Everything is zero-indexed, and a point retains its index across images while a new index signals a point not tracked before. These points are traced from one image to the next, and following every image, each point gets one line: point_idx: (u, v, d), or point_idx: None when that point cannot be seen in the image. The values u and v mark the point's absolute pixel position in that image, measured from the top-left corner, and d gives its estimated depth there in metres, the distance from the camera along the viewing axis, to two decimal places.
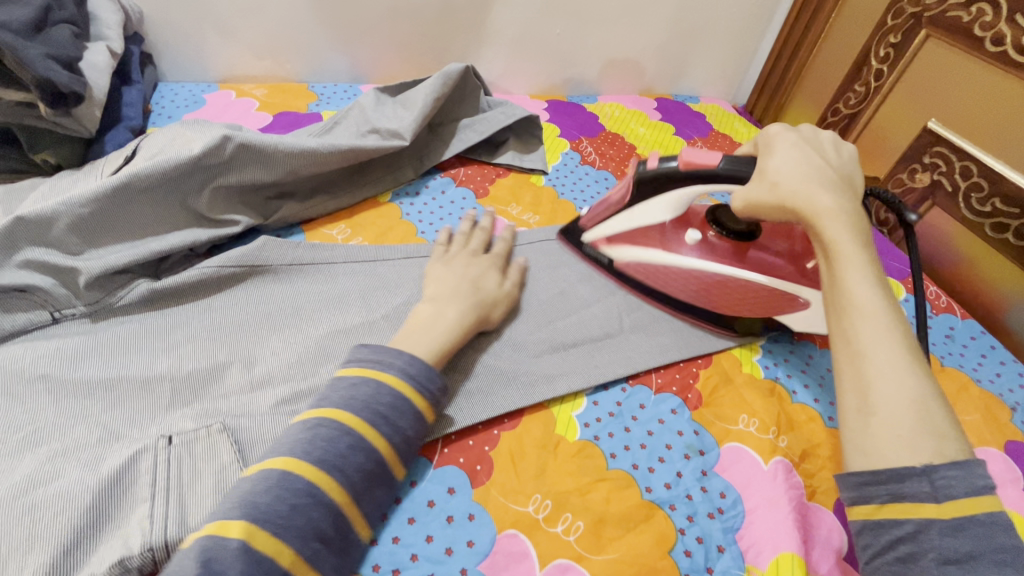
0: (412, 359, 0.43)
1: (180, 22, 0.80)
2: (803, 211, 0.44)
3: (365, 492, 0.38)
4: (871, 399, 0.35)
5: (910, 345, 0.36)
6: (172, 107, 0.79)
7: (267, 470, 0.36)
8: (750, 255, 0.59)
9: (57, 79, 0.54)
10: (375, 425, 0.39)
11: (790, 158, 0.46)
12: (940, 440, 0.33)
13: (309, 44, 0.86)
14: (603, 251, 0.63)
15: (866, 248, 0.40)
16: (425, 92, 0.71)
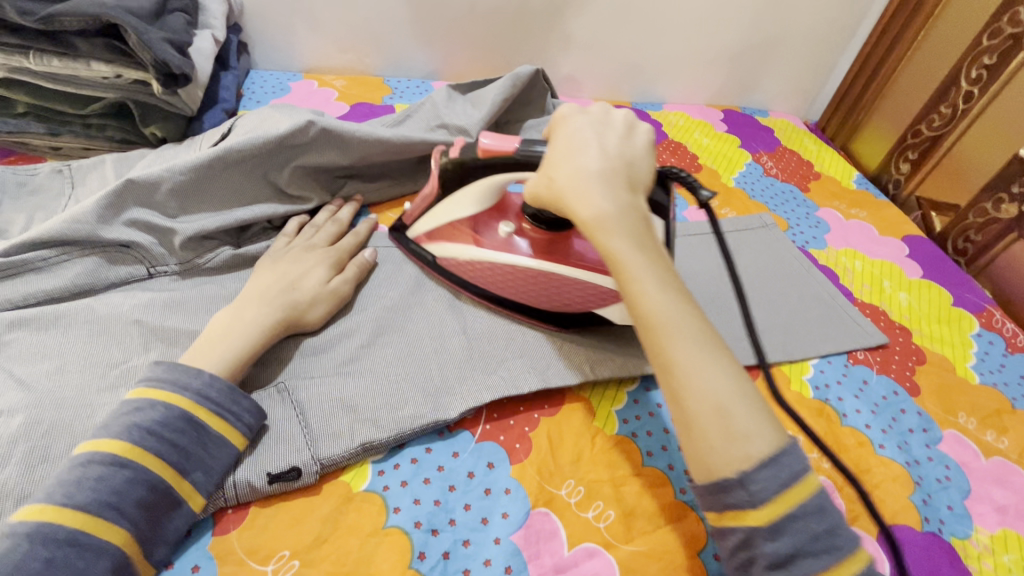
0: (211, 379, 0.42)
1: (274, 15, 0.86)
2: (579, 217, 0.40)
3: (147, 520, 0.37)
4: (683, 415, 0.34)
5: (707, 342, 0.35)
6: (261, 93, 0.86)
7: (19, 523, 0.33)
8: (579, 247, 0.55)
9: (172, 63, 0.60)
10: (156, 453, 0.38)
11: (567, 150, 0.43)
12: (757, 437, 0.33)
13: (388, 40, 0.91)
14: (425, 248, 0.59)
15: (631, 240, 0.38)
16: (494, 92, 0.73)
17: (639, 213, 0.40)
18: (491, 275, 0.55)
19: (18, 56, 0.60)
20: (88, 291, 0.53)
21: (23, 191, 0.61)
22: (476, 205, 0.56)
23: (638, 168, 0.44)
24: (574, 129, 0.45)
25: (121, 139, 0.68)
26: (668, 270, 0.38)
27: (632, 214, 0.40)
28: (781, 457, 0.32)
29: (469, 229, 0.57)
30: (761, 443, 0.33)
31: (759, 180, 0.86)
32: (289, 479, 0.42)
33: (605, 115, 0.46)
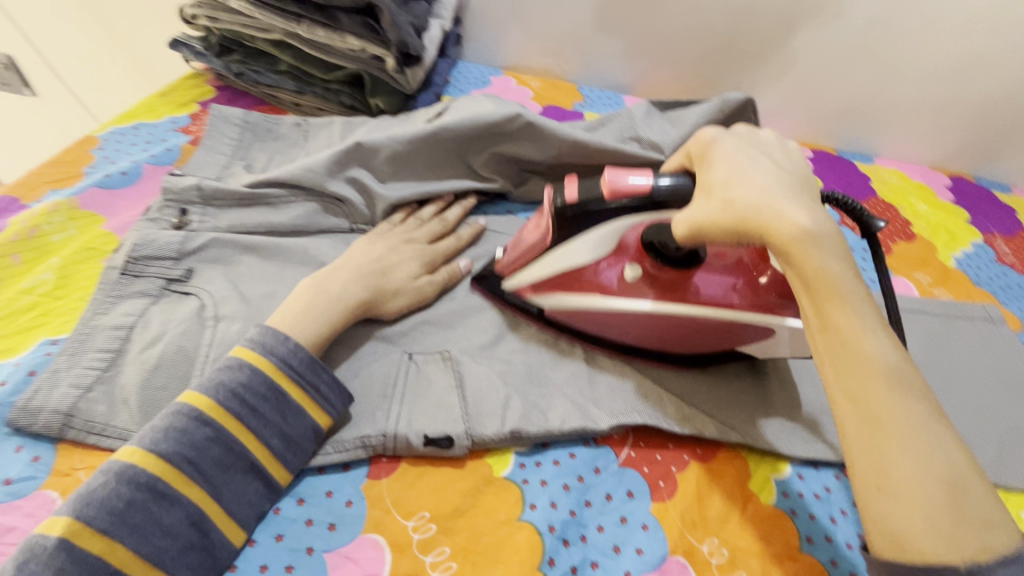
0: (291, 346, 0.42)
1: (493, 13, 0.91)
2: (775, 240, 0.37)
3: (219, 479, 0.38)
4: (903, 487, 0.32)
5: (924, 405, 0.33)
6: (465, 83, 0.90)
7: (109, 462, 0.35)
8: (704, 282, 0.49)
9: (411, 42, 0.67)
10: (238, 416, 0.39)
11: (735, 169, 0.40)
12: (995, 524, 0.30)
13: (591, 49, 0.92)
14: (529, 300, 0.52)
15: (852, 278, 0.36)
16: (697, 113, 0.70)
17: (839, 228, 0.38)
18: (614, 326, 0.50)
19: (293, 22, 0.69)
20: (301, 231, 0.60)
21: (269, 136, 0.71)
22: (591, 252, 0.47)
23: (819, 196, 0.42)
24: (739, 143, 0.42)
25: (348, 105, 0.76)
26: (882, 316, 0.36)
27: (840, 244, 0.37)
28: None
29: (589, 275, 0.49)
30: (1001, 535, 0.30)
31: (987, 265, 0.73)
32: (441, 446, 0.43)
33: (754, 134, 0.45)
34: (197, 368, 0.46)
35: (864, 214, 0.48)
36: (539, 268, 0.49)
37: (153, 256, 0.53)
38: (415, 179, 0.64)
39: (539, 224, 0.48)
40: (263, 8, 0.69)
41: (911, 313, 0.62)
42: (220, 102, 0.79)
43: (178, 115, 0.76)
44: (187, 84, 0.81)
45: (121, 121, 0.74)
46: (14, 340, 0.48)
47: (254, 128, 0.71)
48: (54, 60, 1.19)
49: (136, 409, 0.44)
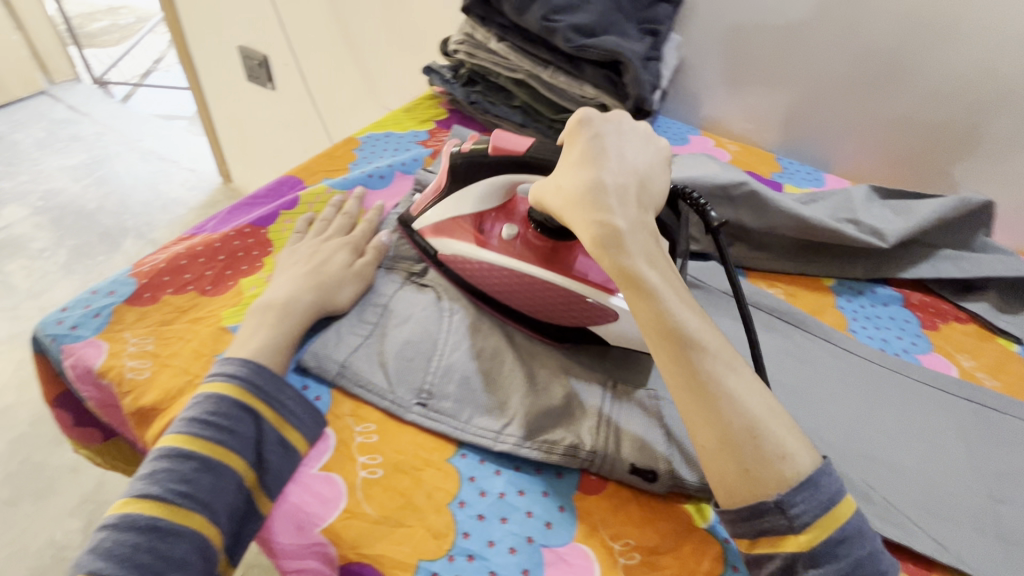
0: (250, 367, 0.45)
1: (704, 75, 0.95)
2: (591, 231, 0.47)
3: (278, 394, 0.45)
4: (715, 447, 0.39)
5: (706, 363, 0.41)
6: (665, 136, 0.94)
7: (111, 515, 0.37)
8: (580, 262, 0.58)
9: (648, 100, 0.73)
10: (214, 440, 0.41)
11: (577, 165, 0.50)
12: (788, 447, 0.39)
13: (797, 122, 0.92)
14: (429, 242, 0.60)
15: (653, 273, 0.45)
16: (926, 208, 0.68)
17: (643, 223, 0.47)
18: (484, 277, 0.57)
19: (540, 67, 0.78)
20: None
21: None
22: (478, 205, 0.59)
23: (651, 182, 0.51)
24: (592, 143, 0.51)
25: None
26: (677, 292, 0.44)
27: (646, 235, 0.47)
28: (818, 480, 0.38)
29: (473, 228, 0.59)
30: (792, 449, 0.39)
31: None
32: (646, 478, 0.46)
33: (618, 126, 0.53)
34: (436, 348, 0.52)
35: (704, 208, 0.55)
36: (437, 215, 0.59)
37: (401, 255, 0.62)
38: None
39: (438, 183, 0.60)
40: (518, 52, 0.79)
41: None
42: (453, 123, 0.90)
43: (419, 130, 0.88)
44: (426, 104, 0.94)
45: (375, 128, 0.88)
46: None
47: None
48: (302, 64, 1.43)
49: (390, 372, 0.50)
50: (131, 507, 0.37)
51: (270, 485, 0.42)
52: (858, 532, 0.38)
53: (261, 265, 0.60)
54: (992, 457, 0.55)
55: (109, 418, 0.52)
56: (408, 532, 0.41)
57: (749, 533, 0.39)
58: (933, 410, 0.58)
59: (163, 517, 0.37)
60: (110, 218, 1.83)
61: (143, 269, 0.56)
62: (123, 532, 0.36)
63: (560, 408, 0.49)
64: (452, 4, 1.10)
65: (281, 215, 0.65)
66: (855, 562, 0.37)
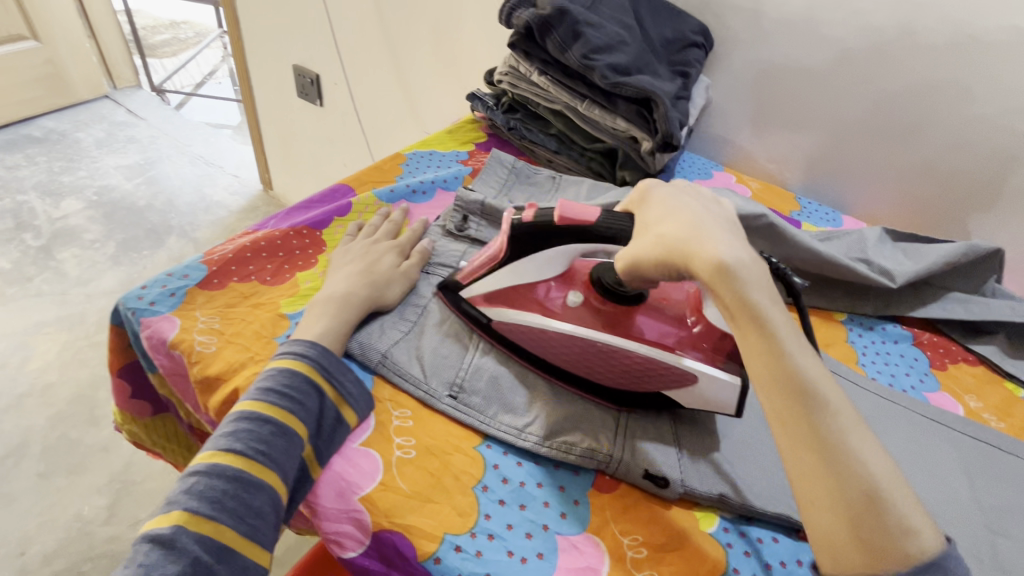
0: (316, 349, 0.51)
1: (730, 116, 1.01)
2: (699, 271, 0.45)
3: (338, 376, 0.50)
4: (838, 511, 0.38)
5: (835, 423, 0.40)
6: (690, 170, 0.99)
7: (197, 465, 0.43)
8: (645, 324, 0.58)
9: (675, 135, 0.78)
10: (287, 408, 0.47)
11: (674, 212, 0.49)
12: (907, 516, 0.37)
13: (818, 165, 0.97)
14: (482, 311, 0.59)
15: (774, 317, 0.43)
16: (937, 252, 0.71)
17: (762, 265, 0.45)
18: (554, 349, 0.56)
19: (577, 100, 0.85)
20: None
21: (528, 181, 0.86)
22: (539, 273, 0.59)
23: (746, 239, 0.51)
24: (686, 196, 0.51)
25: (594, 171, 0.89)
26: (799, 341, 0.43)
27: (764, 275, 0.45)
28: (945, 561, 0.36)
29: (535, 297, 0.60)
30: (913, 519, 0.37)
31: None
32: (659, 484, 0.49)
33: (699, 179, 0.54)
34: (472, 353, 0.57)
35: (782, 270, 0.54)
36: (488, 283, 0.59)
37: (438, 259, 0.68)
38: None
39: (494, 251, 0.59)
40: (557, 85, 0.86)
41: None
42: (491, 146, 0.97)
43: (460, 151, 0.95)
44: (467, 128, 1.02)
45: (420, 146, 0.95)
46: None
47: (520, 173, 0.86)
48: (351, 84, 1.53)
49: (426, 365, 0.55)
50: (217, 459, 0.43)
51: (323, 454, 0.47)
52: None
53: (315, 261, 0.66)
54: (991, 492, 0.57)
55: (175, 387, 0.58)
56: (436, 508, 0.46)
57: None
58: (936, 444, 0.61)
59: (246, 469, 0.43)
60: (158, 215, 1.95)
61: (214, 257, 0.63)
62: (211, 479, 0.42)
63: (582, 417, 0.54)
64: (497, 38, 1.19)
65: (336, 219, 0.71)
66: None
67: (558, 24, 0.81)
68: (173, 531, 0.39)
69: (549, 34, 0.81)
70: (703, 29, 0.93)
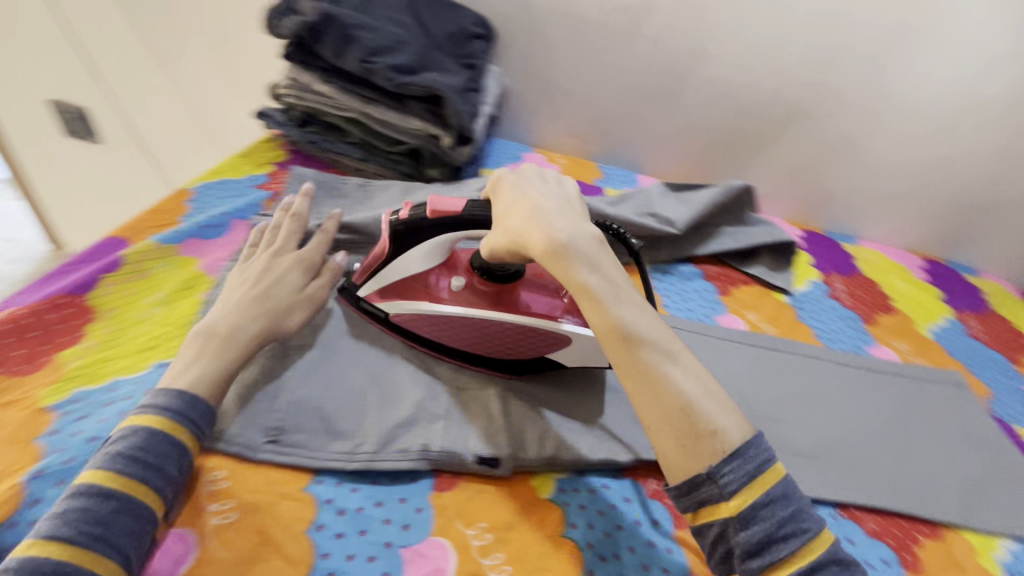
0: (179, 396, 0.45)
1: (527, 100, 1.06)
2: (534, 250, 0.49)
3: (198, 427, 0.46)
4: (658, 426, 0.42)
5: (654, 354, 0.44)
6: (499, 156, 1.03)
7: (10, 561, 0.36)
8: (527, 298, 0.61)
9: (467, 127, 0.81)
10: (136, 476, 0.41)
11: (511, 200, 0.52)
12: (716, 420, 0.42)
13: (611, 134, 1.06)
14: (379, 306, 0.61)
15: (592, 273, 0.47)
16: (703, 197, 0.83)
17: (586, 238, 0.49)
18: (445, 332, 0.59)
19: (368, 105, 0.83)
20: None
21: (336, 194, 0.82)
22: (425, 262, 0.60)
23: (583, 211, 0.53)
24: (523, 180, 0.54)
25: (404, 172, 0.88)
26: (621, 295, 0.47)
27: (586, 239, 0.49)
28: (747, 450, 0.41)
29: (424, 284, 0.62)
30: (725, 426, 0.42)
31: (960, 339, 0.83)
32: (492, 465, 0.52)
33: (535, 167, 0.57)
34: (285, 385, 0.54)
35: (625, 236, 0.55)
36: (378, 280, 0.61)
37: None
38: None
39: (379, 247, 0.60)
40: (342, 91, 0.83)
41: (884, 375, 0.73)
42: (294, 163, 0.91)
43: (257, 174, 0.87)
44: (262, 147, 0.94)
45: (208, 176, 0.86)
46: (128, 360, 0.56)
47: (325, 187, 0.83)
48: (130, 113, 1.34)
49: (240, 416, 0.50)
50: (39, 550, 0.36)
51: None
52: (782, 496, 0.40)
53: (83, 334, 0.57)
54: (767, 387, 0.68)
55: None
56: (265, 566, 0.42)
57: (689, 504, 0.42)
58: (728, 358, 0.71)
59: (71, 560, 0.36)
60: None
61: None
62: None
63: (410, 419, 0.53)
64: None
65: (101, 278, 0.62)
66: (778, 523, 0.39)
67: (327, 30, 0.78)
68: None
69: (321, 41, 0.79)
70: (480, 19, 0.96)
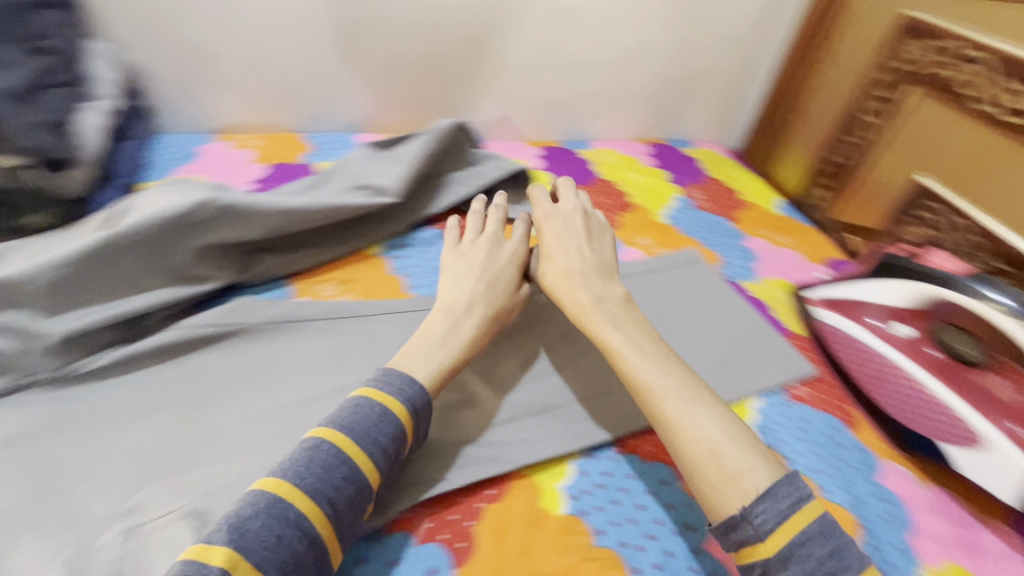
0: (412, 384, 0.47)
1: (177, 77, 0.83)
2: (569, 302, 0.56)
3: (421, 422, 0.47)
4: (690, 464, 0.44)
5: (700, 398, 0.47)
6: (165, 160, 0.79)
7: (257, 493, 0.38)
8: (970, 379, 0.60)
9: (50, 147, 0.57)
10: (367, 449, 0.42)
11: (557, 245, 0.61)
12: (745, 475, 0.42)
13: (305, 95, 0.89)
14: (850, 326, 0.68)
15: (617, 331, 0.52)
16: (409, 151, 0.73)
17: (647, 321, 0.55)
18: (884, 376, 0.64)
19: None
20: None
21: None
22: (896, 299, 0.66)
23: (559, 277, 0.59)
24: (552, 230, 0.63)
25: None
26: (642, 352, 0.50)
27: (611, 306, 0.55)
28: (776, 490, 0.40)
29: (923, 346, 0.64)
30: (771, 483, 0.41)
31: (689, 215, 0.89)
32: None
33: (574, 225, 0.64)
34: None
35: None
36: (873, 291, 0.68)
37: None
38: (102, 300, 0.53)
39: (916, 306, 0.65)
40: None
41: (634, 275, 0.74)
42: None
43: None
44: None
45: None
46: None
47: None
48: None
49: None
50: (280, 493, 0.37)
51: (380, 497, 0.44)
52: (821, 533, 0.39)
53: None
54: (534, 334, 0.62)
55: None
56: None
57: (732, 545, 0.41)
58: None
59: (309, 522, 0.37)
60: None
61: None
62: (276, 519, 0.36)
63: None
64: None
65: None
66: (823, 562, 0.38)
67: None
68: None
69: None
70: None
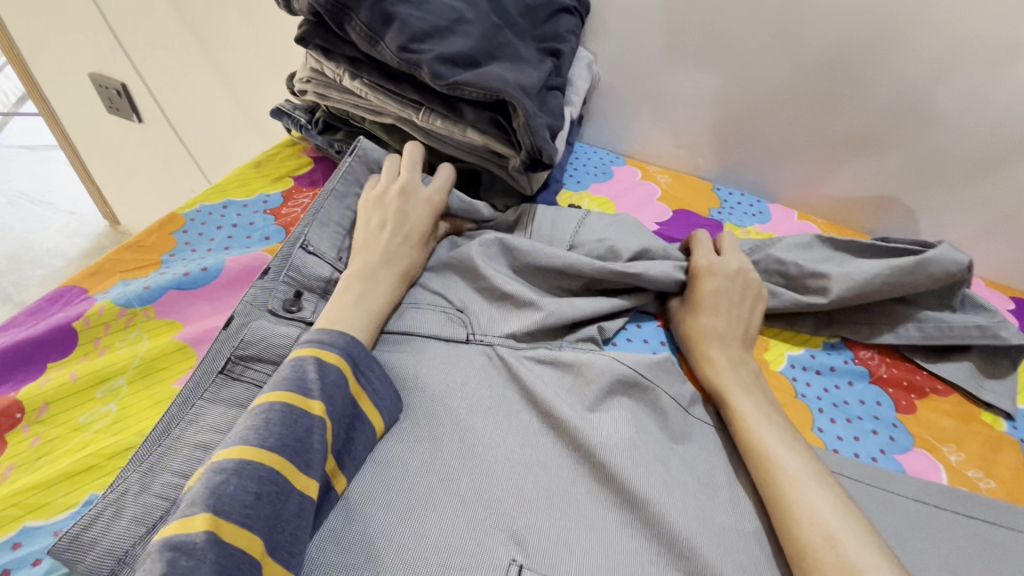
0: (356, 346, 0.44)
1: (625, 96, 0.82)
2: (711, 354, 0.55)
3: (372, 376, 0.45)
4: (802, 543, 0.40)
5: (794, 462, 0.45)
6: (582, 171, 0.81)
7: (224, 460, 0.34)
8: None
9: (546, 149, 0.55)
10: (325, 404, 0.40)
11: (716, 292, 0.58)
12: (874, 574, 0.37)
13: (733, 144, 0.80)
14: None
15: (749, 395, 0.51)
16: (866, 268, 0.59)
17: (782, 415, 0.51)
18: None
19: (410, 109, 0.60)
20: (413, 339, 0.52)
21: None
22: None
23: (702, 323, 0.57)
24: (726, 292, 0.58)
25: None
26: (783, 431, 0.48)
27: (748, 375, 0.53)
28: None
29: None
30: None
31: None
32: None
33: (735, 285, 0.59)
34: None
35: None
36: None
37: (255, 357, 0.46)
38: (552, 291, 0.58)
39: None
40: (379, 91, 0.61)
41: None
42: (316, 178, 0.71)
43: (272, 193, 0.68)
44: (283, 155, 0.75)
45: (209, 197, 0.67)
46: (57, 494, 0.40)
47: None
48: (154, 88, 1.22)
49: None
50: (249, 453, 0.35)
51: (347, 466, 0.41)
52: None
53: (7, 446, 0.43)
54: None
55: None
56: None
57: None
58: (933, 538, 0.46)
59: (278, 472, 0.35)
60: None
61: None
62: (252, 478, 0.34)
63: None
64: None
65: (49, 366, 0.48)
66: None
67: (356, 4, 0.55)
68: (207, 541, 0.31)
69: (349, 20, 0.56)
70: None
